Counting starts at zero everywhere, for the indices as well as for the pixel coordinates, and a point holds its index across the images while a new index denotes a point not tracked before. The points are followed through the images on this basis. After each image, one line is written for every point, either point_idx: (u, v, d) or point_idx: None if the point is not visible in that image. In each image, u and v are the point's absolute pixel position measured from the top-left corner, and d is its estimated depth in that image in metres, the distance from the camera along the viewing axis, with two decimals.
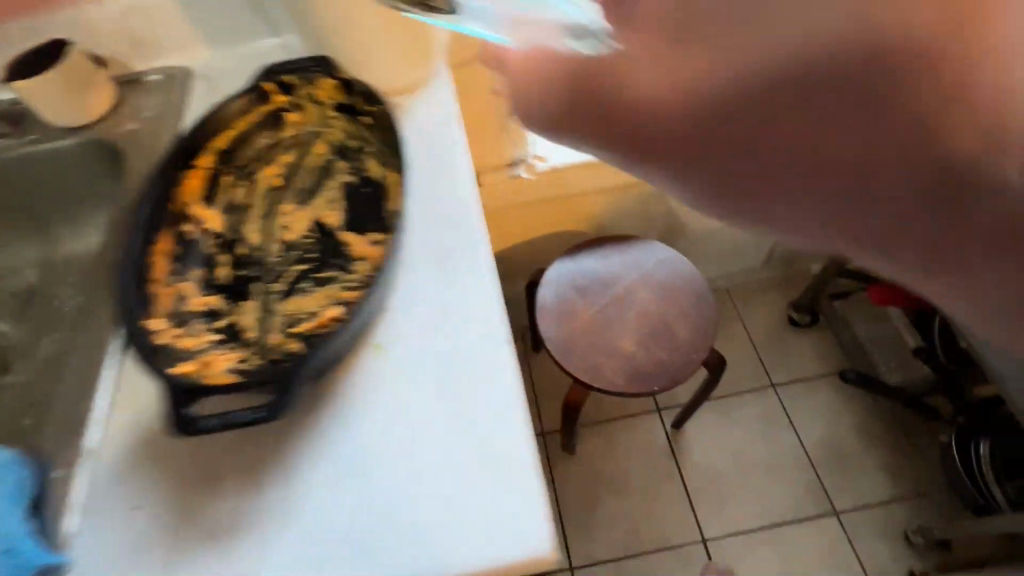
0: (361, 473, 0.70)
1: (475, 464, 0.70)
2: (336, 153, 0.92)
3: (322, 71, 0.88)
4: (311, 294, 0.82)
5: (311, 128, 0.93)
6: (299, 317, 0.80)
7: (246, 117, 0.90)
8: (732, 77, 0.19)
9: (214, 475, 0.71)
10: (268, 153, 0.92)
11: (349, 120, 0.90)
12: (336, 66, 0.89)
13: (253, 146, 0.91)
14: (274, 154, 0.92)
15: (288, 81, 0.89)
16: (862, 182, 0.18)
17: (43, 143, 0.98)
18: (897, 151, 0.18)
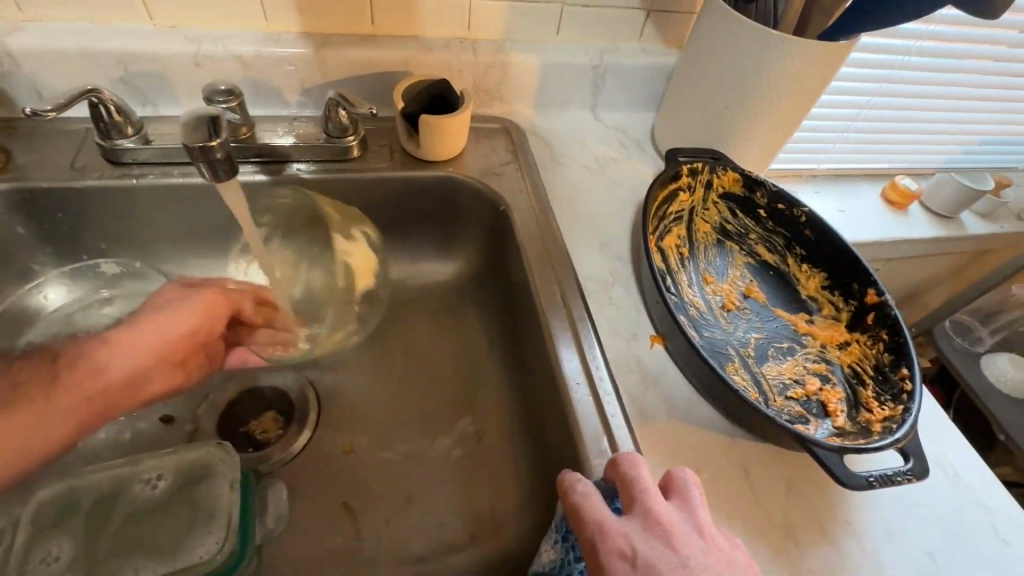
0: (927, 422, 0.49)
1: (1010, 541, 0.43)
2: (721, 237, 0.60)
3: (719, 167, 0.58)
4: (779, 353, 0.51)
5: (703, 215, 0.60)
6: (764, 379, 0.48)
7: (681, 200, 0.59)
8: (103, 399, 0.43)
9: (735, 489, 0.42)
10: (673, 231, 0.58)
11: (739, 214, 0.60)
12: (739, 166, 0.60)
13: (669, 221, 0.58)
14: (676, 229, 0.58)
15: (704, 177, 0.59)
16: (110, 361, 0.44)
17: (399, 169, 0.61)
18: (125, 370, 0.45)
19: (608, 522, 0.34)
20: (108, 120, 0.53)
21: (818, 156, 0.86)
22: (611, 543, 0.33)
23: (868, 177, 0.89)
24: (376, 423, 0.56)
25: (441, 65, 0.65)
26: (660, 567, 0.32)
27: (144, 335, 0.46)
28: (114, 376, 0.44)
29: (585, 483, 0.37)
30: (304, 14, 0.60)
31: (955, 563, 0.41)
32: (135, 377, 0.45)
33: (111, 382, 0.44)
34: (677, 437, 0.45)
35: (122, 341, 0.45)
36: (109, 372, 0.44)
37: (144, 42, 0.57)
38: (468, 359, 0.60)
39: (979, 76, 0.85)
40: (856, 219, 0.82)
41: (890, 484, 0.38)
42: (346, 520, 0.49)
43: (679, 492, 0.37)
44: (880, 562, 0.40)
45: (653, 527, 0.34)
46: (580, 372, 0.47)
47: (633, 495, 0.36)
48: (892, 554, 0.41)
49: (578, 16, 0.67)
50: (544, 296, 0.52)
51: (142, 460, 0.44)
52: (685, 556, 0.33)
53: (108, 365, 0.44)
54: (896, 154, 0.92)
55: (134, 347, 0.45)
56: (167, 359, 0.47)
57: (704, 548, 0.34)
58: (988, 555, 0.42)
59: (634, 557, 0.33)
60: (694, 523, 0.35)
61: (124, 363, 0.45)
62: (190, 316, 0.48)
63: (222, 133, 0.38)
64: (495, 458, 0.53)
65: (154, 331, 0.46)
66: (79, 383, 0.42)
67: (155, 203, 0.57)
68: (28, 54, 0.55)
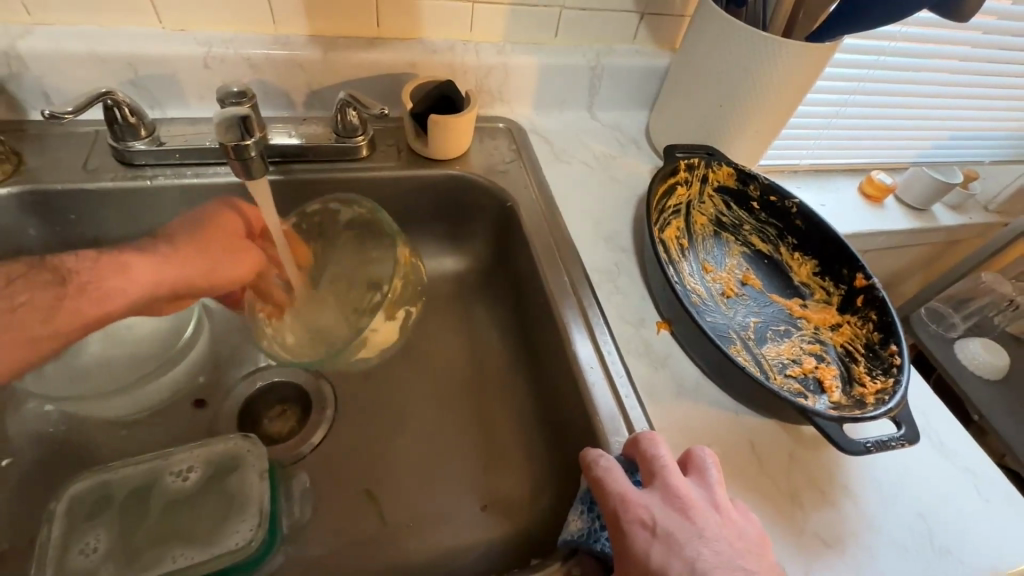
0: (918, 399, 0.53)
1: (996, 506, 0.46)
2: (718, 229, 0.63)
3: (715, 161, 0.61)
4: (777, 335, 0.54)
5: (700, 209, 0.63)
6: (764, 360, 0.51)
7: (680, 194, 0.62)
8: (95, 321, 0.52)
9: (744, 464, 0.45)
10: (673, 223, 0.61)
11: (733, 207, 0.64)
12: (732, 162, 0.63)
13: (669, 214, 0.61)
14: (676, 222, 0.61)
15: (700, 172, 0.61)
16: (116, 291, 0.52)
17: (408, 167, 0.63)
18: (124, 299, 0.53)
19: (630, 493, 0.37)
20: (122, 122, 0.54)
21: (800, 152, 0.90)
22: (632, 510, 0.36)
23: (846, 172, 0.94)
24: (392, 414, 0.57)
25: (445, 67, 0.67)
26: (679, 535, 0.35)
27: (159, 282, 0.54)
28: (114, 304, 0.52)
29: (606, 456, 0.39)
30: (311, 18, 0.62)
31: (944, 523, 0.44)
32: (132, 307, 0.53)
33: (108, 312, 0.52)
34: (687, 414, 0.48)
35: (132, 274, 0.53)
36: (111, 300, 0.52)
37: (154, 45, 0.58)
38: (480, 351, 0.62)
39: (946, 77, 0.90)
40: (836, 213, 0.86)
41: (885, 449, 0.41)
42: (369, 508, 0.51)
43: (697, 467, 0.39)
44: (877, 524, 0.44)
45: (671, 497, 0.36)
46: (593, 357, 0.49)
47: (652, 468, 0.38)
48: (885, 515, 0.44)
49: (576, 19, 0.70)
50: (555, 286, 0.55)
51: (173, 454, 0.46)
52: (704, 526, 0.35)
53: (117, 294, 0.52)
54: (872, 149, 0.97)
55: (144, 284, 0.53)
56: (161, 300, 0.55)
57: (718, 518, 0.36)
58: (974, 517, 0.45)
59: (654, 525, 0.35)
60: (711, 495, 0.37)
61: (134, 298, 0.53)
62: (203, 277, 0.55)
63: (253, 133, 0.41)
64: (511, 443, 0.55)
65: (167, 275, 0.54)
66: (81, 305, 0.51)
67: (169, 205, 0.58)
68: (39, 58, 0.55)
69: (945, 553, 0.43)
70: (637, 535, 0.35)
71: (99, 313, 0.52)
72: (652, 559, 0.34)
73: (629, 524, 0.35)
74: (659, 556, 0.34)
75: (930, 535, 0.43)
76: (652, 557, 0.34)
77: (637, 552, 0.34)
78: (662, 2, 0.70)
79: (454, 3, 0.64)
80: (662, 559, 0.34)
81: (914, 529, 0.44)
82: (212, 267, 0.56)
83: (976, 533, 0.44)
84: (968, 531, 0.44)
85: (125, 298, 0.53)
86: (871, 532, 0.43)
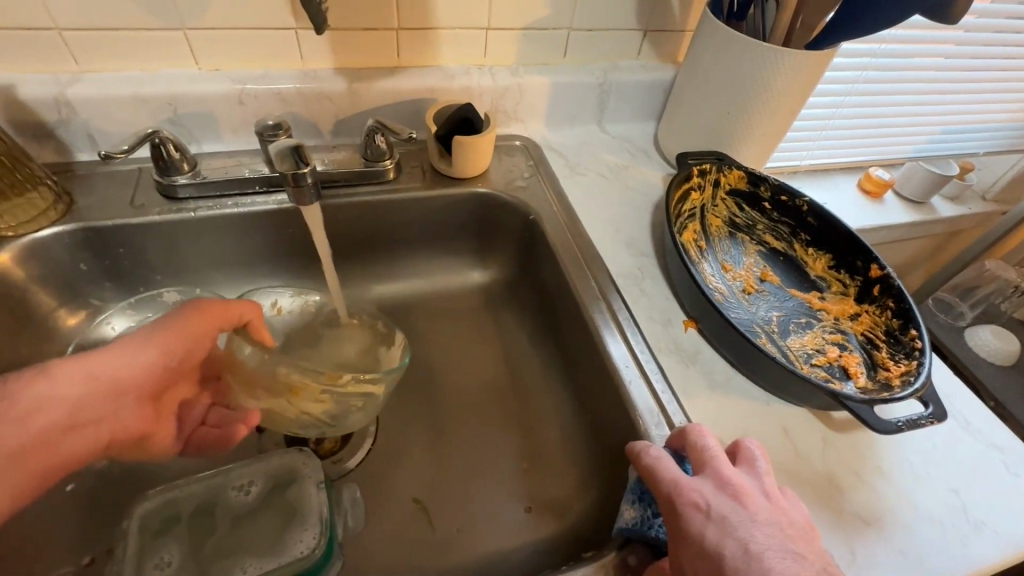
0: (941, 384, 0.55)
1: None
2: (733, 230, 0.66)
3: (727, 166, 0.64)
4: (800, 327, 0.57)
5: (714, 211, 0.66)
6: (790, 351, 0.54)
7: (695, 199, 0.64)
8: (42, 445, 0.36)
9: (782, 451, 0.47)
10: (691, 227, 0.64)
11: (746, 208, 0.66)
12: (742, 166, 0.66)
13: (686, 218, 0.64)
14: (693, 225, 0.64)
15: (712, 176, 0.64)
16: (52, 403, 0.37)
17: (435, 187, 0.66)
18: (74, 411, 0.38)
19: (682, 481, 0.39)
20: (167, 159, 0.57)
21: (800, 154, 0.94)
22: (685, 497, 0.38)
23: (846, 170, 0.97)
24: (433, 423, 0.59)
25: (462, 91, 0.70)
26: (732, 518, 0.36)
27: (101, 370, 0.41)
28: (59, 417, 0.37)
29: (656, 448, 0.41)
30: (336, 52, 0.65)
31: (978, 499, 0.46)
32: (84, 418, 0.39)
33: (51, 427, 0.37)
34: (721, 406, 0.50)
35: (64, 381, 0.38)
36: (50, 413, 0.37)
37: (191, 85, 0.61)
38: (512, 359, 0.65)
39: (935, 73, 0.94)
40: (838, 210, 0.89)
41: (916, 427, 0.43)
42: (419, 515, 0.52)
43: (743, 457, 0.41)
44: (913, 503, 0.45)
45: (722, 484, 0.39)
46: (627, 357, 0.51)
47: (701, 458, 0.40)
48: (920, 494, 0.46)
49: (583, 40, 0.73)
50: (585, 291, 0.57)
51: (233, 470, 0.48)
52: (755, 509, 0.37)
53: (55, 405, 0.37)
54: (869, 147, 1.00)
55: (88, 386, 0.39)
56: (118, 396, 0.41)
57: (767, 502, 0.38)
58: (1006, 492, 0.47)
59: (708, 508, 0.37)
60: (759, 481, 0.40)
61: (77, 401, 0.39)
62: (160, 351, 0.44)
63: (309, 162, 0.47)
64: (551, 445, 0.57)
65: (109, 365, 0.41)
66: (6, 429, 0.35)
67: (211, 234, 0.61)
68: (85, 103, 0.58)
69: (981, 527, 0.44)
70: (691, 518, 0.37)
71: (41, 433, 0.36)
72: (708, 538, 0.36)
73: (682, 508, 0.37)
74: (716, 537, 0.36)
75: (965, 511, 0.45)
76: (708, 537, 0.36)
77: (692, 534, 0.36)
78: (664, 20, 0.74)
79: (469, 31, 0.68)
80: (718, 540, 0.35)
81: (948, 505, 0.45)
82: (164, 337, 0.44)
83: (1010, 507, 0.46)
84: (1001, 506, 0.46)
85: (70, 403, 0.38)
86: (909, 510, 0.45)
